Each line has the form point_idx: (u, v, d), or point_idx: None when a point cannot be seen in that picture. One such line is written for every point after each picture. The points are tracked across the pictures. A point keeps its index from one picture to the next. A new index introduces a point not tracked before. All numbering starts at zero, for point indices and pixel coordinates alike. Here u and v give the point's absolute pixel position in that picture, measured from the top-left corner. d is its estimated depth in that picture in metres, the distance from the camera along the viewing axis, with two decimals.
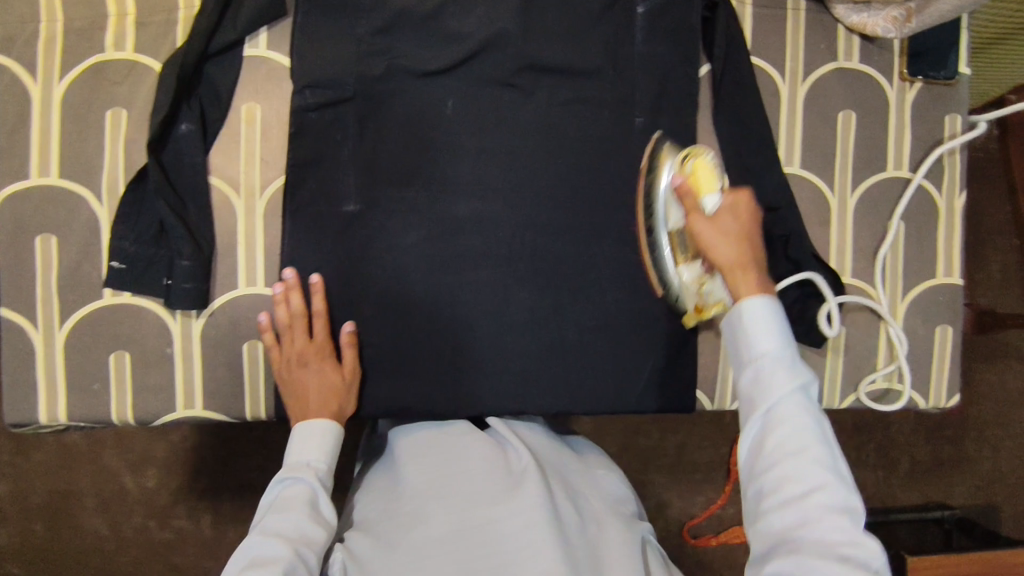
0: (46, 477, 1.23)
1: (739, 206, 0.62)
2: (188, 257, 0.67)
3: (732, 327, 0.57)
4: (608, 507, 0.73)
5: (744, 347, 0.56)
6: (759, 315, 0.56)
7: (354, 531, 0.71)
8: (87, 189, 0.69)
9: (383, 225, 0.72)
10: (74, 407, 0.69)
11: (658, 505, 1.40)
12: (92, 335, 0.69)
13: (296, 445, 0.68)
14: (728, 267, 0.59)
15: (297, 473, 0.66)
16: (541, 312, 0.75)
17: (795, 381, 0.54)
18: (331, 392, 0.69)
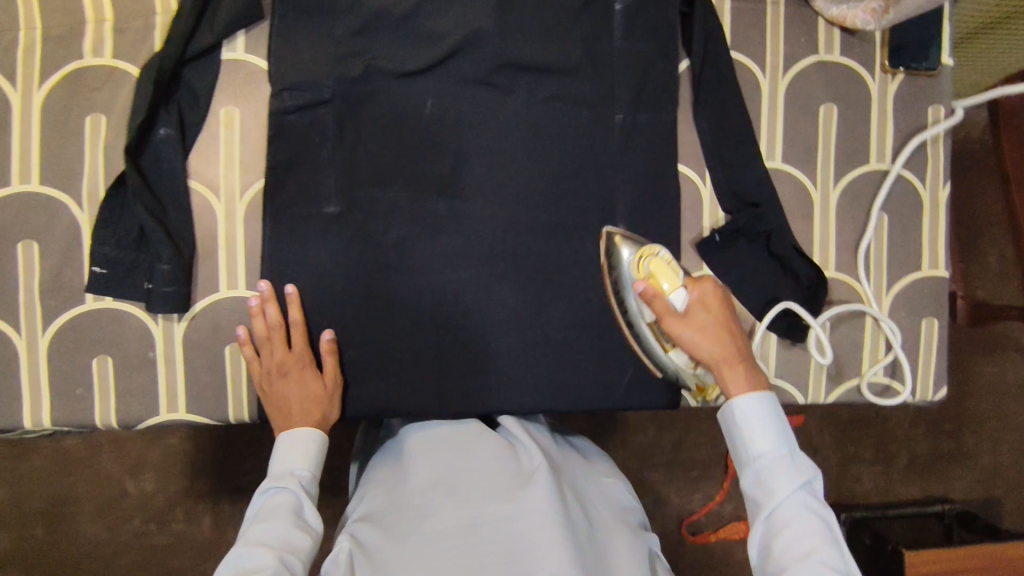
0: (44, 483, 1.24)
1: (706, 294, 0.65)
2: (167, 260, 0.67)
3: (729, 430, 0.63)
4: (615, 517, 0.74)
5: (745, 448, 0.62)
6: (755, 414, 0.61)
7: (356, 523, 0.70)
8: (68, 195, 0.69)
9: (365, 226, 0.72)
10: (59, 413, 0.70)
11: (655, 502, 1.40)
12: (75, 340, 0.70)
13: (280, 454, 0.68)
14: (717, 362, 0.63)
15: (282, 482, 0.66)
16: (524, 311, 0.75)
17: (794, 477, 0.59)
18: (313, 399, 0.69)
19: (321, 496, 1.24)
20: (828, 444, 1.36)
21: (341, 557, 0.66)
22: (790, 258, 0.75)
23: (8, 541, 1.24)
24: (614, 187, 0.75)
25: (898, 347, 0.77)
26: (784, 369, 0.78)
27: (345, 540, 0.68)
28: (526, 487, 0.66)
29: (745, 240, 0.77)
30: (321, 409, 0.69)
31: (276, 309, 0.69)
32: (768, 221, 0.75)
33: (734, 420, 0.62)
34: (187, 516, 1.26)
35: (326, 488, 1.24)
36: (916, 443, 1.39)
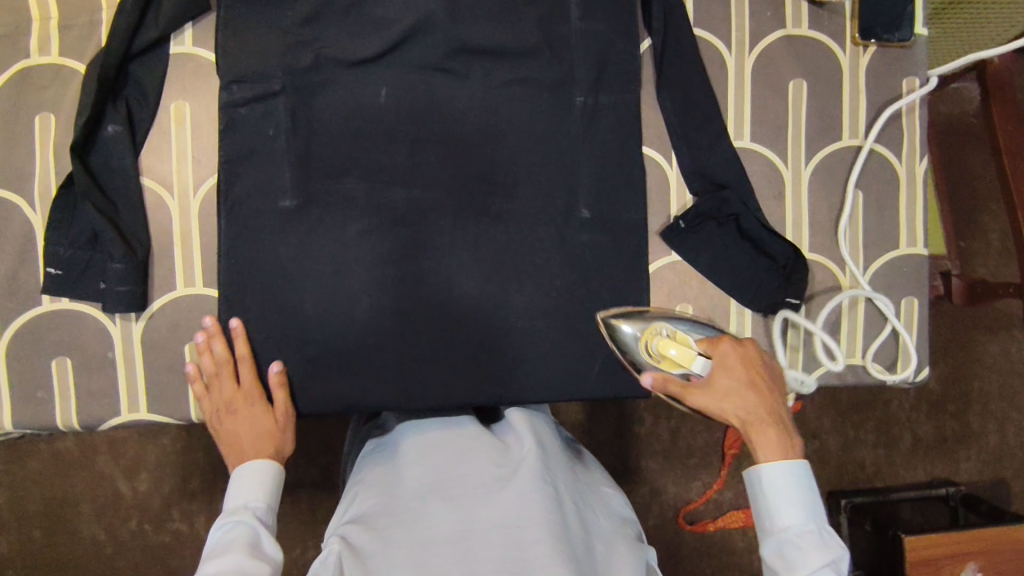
0: (36, 486, 1.24)
1: (726, 360, 0.65)
2: (120, 259, 0.67)
3: (755, 499, 0.63)
4: (613, 527, 0.75)
5: (771, 519, 0.62)
6: (784, 484, 0.61)
7: (346, 523, 0.71)
8: (21, 197, 0.68)
9: (323, 218, 0.71)
10: (20, 415, 0.69)
11: (652, 492, 1.38)
12: (34, 342, 0.69)
13: (235, 490, 0.66)
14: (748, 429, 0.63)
15: (236, 515, 0.64)
16: (488, 300, 0.73)
17: (816, 553, 0.59)
18: (265, 436, 0.69)
19: (313, 492, 1.24)
20: (826, 429, 1.34)
21: (331, 557, 0.67)
22: (767, 239, 0.73)
23: (3, 545, 1.25)
24: (578, 170, 0.73)
25: (894, 319, 0.75)
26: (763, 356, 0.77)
27: (334, 540, 0.69)
28: (519, 486, 0.67)
29: (714, 224, 0.75)
30: (273, 444, 0.70)
31: (222, 345, 0.68)
32: (737, 205, 0.73)
33: (759, 491, 0.62)
34: (179, 516, 1.26)
35: (317, 484, 1.24)
36: (918, 426, 1.36)
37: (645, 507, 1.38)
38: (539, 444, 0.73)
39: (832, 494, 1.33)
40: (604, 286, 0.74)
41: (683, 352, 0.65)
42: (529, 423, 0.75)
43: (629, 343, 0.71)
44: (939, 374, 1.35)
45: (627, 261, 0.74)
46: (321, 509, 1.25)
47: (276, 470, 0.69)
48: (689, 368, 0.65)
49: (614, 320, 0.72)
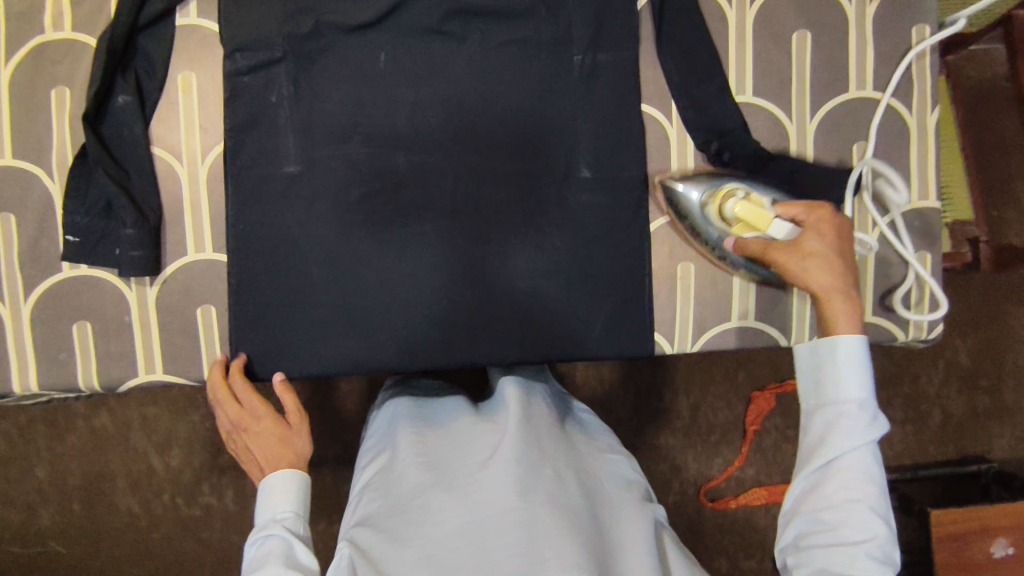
0: (74, 461, 1.29)
1: (818, 224, 0.64)
2: (132, 225, 0.69)
3: (818, 364, 0.63)
4: (621, 494, 0.77)
5: (829, 388, 0.62)
6: (853, 356, 0.61)
7: (355, 525, 0.73)
8: (39, 167, 0.71)
9: (326, 185, 0.73)
10: (46, 378, 0.73)
11: (672, 468, 1.38)
12: (56, 308, 0.72)
13: (266, 500, 0.67)
14: (829, 299, 0.63)
15: (268, 529, 0.65)
16: (488, 262, 0.74)
17: (866, 433, 0.60)
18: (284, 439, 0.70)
19: (337, 467, 1.27)
20: None
21: (343, 560, 0.69)
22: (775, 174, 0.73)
23: (46, 518, 1.30)
24: (578, 130, 0.73)
25: (917, 264, 0.72)
26: (766, 312, 0.76)
27: (345, 545, 0.70)
28: (509, 466, 0.68)
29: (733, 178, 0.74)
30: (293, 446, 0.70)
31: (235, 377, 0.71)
32: (743, 140, 0.73)
33: (829, 354, 0.62)
34: (211, 490, 1.31)
35: (340, 460, 1.27)
36: (949, 400, 1.32)
37: (665, 482, 1.37)
38: (527, 426, 0.74)
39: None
40: (605, 246, 0.74)
41: (760, 216, 0.66)
42: (516, 405, 0.76)
43: (691, 203, 0.73)
44: (969, 347, 1.32)
45: (627, 221, 0.74)
46: (344, 483, 1.27)
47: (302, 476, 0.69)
48: (765, 231, 0.66)
49: (670, 185, 0.74)
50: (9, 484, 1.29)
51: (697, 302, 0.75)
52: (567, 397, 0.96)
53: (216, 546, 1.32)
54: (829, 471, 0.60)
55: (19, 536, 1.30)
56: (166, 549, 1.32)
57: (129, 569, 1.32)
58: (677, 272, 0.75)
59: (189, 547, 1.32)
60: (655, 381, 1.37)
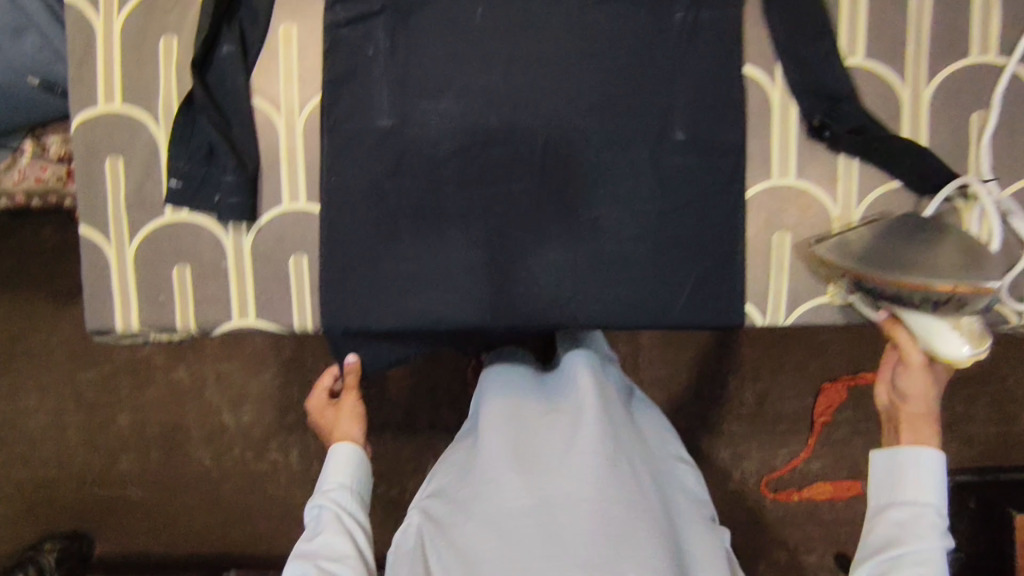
0: (154, 411, 1.36)
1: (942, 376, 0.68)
2: (232, 171, 0.72)
3: (891, 465, 0.65)
4: (689, 505, 0.75)
5: (901, 489, 0.63)
6: (930, 466, 0.63)
7: (429, 498, 0.75)
8: (147, 113, 0.74)
9: (416, 140, 0.73)
10: (146, 317, 0.76)
11: (735, 455, 1.34)
12: (158, 251, 0.75)
13: (328, 469, 0.79)
14: (916, 419, 0.66)
15: (320, 497, 0.76)
16: (576, 223, 0.73)
17: (939, 534, 0.60)
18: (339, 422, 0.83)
19: (398, 433, 1.29)
20: None
21: (413, 529, 0.73)
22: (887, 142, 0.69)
23: (127, 463, 1.37)
24: (676, 90, 0.71)
25: None
26: None
27: (416, 513, 0.74)
28: (587, 458, 0.67)
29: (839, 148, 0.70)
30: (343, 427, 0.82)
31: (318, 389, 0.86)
32: (851, 115, 0.69)
33: (908, 459, 0.64)
34: (278, 447, 1.36)
35: (401, 427, 1.29)
36: None
37: (725, 469, 1.35)
38: (606, 414, 0.72)
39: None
40: (698, 212, 0.72)
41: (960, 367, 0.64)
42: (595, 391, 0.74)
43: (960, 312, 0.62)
44: None
45: (722, 185, 0.72)
46: (404, 449, 1.29)
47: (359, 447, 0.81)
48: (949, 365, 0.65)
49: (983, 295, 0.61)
50: (94, 428, 1.37)
51: (792, 274, 0.72)
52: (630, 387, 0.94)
53: (282, 501, 1.36)
54: (903, 561, 0.59)
55: (101, 479, 1.37)
56: (235, 501, 1.37)
57: (199, 517, 1.37)
58: (772, 242, 0.72)
59: (256, 501, 1.36)
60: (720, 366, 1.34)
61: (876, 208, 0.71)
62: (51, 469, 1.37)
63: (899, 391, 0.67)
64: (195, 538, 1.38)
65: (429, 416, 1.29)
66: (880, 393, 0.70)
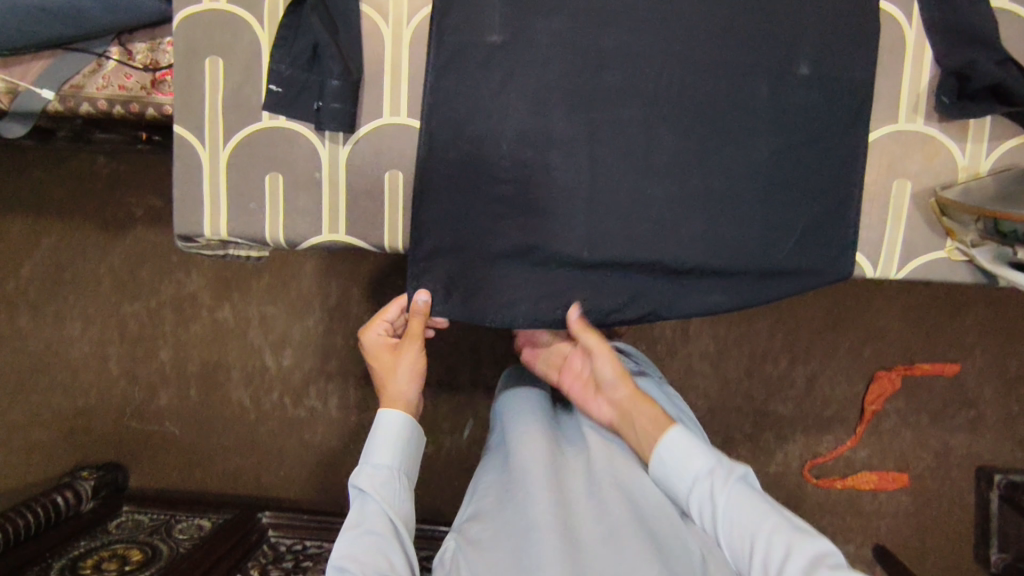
0: (196, 349, 1.30)
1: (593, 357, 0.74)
2: (338, 77, 0.69)
3: (654, 468, 0.70)
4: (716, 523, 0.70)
5: (678, 476, 0.68)
6: (673, 437, 0.69)
7: (465, 519, 0.70)
8: (252, 16, 0.72)
9: (524, 59, 0.69)
10: (234, 225, 0.75)
11: (807, 445, 1.21)
12: (250, 156, 0.74)
13: (374, 446, 0.72)
14: (636, 403, 0.73)
15: (365, 484, 0.69)
16: (684, 155, 0.69)
17: (727, 481, 0.65)
18: (395, 380, 0.75)
19: (437, 391, 1.22)
20: (996, 399, 1.19)
21: (450, 553, 0.67)
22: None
23: (164, 399, 1.31)
24: (804, 24, 0.68)
25: None
26: None
27: (452, 537, 0.69)
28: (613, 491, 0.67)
29: (973, 101, 0.67)
30: (397, 388, 0.75)
31: (376, 326, 0.77)
32: (991, 74, 0.64)
33: (657, 460, 0.69)
34: (316, 395, 1.28)
35: (441, 382, 1.22)
36: None
37: (783, 459, 1.22)
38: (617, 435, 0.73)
39: (981, 469, 1.19)
40: (815, 153, 0.69)
41: None
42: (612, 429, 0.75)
43: None
44: None
45: (843, 128, 0.69)
46: (442, 407, 1.22)
47: (411, 420, 0.74)
48: None
49: None
50: (134, 360, 1.31)
51: (910, 225, 0.71)
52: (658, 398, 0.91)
53: (317, 450, 1.29)
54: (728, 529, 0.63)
55: (138, 413, 1.32)
56: (268, 449, 1.30)
57: (231, 459, 1.31)
58: (892, 189, 0.70)
59: (289, 449, 1.30)
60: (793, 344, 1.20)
61: (1004, 161, 0.69)
62: (90, 400, 1.32)
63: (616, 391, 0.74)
64: (226, 483, 1.32)
65: (471, 372, 1.22)
66: (597, 403, 0.76)
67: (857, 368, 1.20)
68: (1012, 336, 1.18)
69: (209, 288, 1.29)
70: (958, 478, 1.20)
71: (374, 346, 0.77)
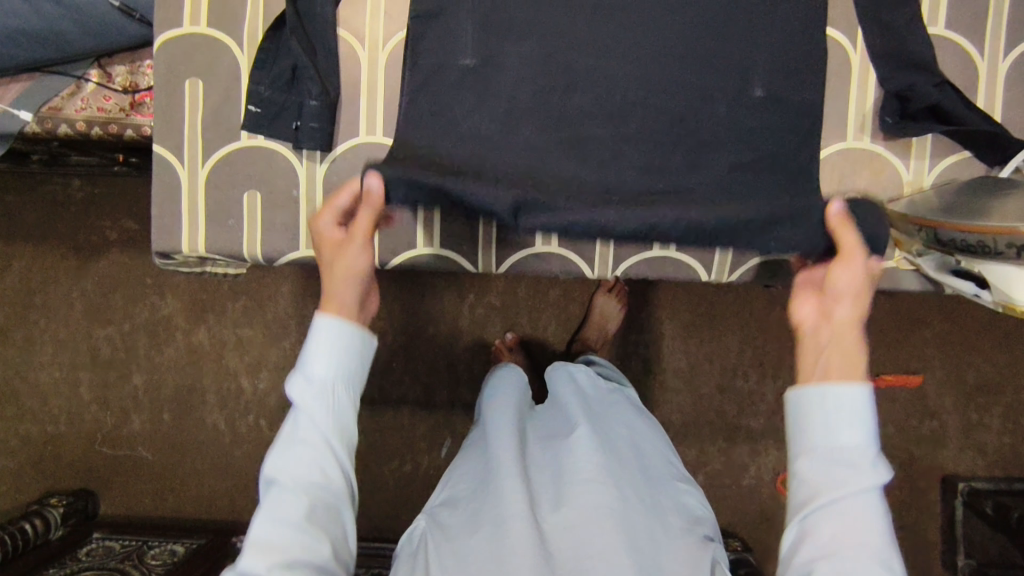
0: (170, 372, 1.29)
1: (847, 264, 0.63)
2: (316, 97, 0.72)
3: (808, 410, 0.57)
4: (680, 525, 0.69)
5: (819, 438, 0.56)
6: (846, 400, 0.56)
7: (438, 504, 0.73)
8: (231, 39, 0.74)
9: (495, 83, 0.72)
10: (212, 240, 0.76)
11: (777, 459, 1.24)
12: (229, 174, 0.76)
13: (310, 349, 0.60)
14: (844, 330, 0.61)
15: (298, 395, 0.58)
16: (650, 172, 0.72)
17: (861, 472, 0.53)
18: (334, 274, 0.64)
19: (414, 410, 1.23)
20: (955, 409, 1.23)
21: (419, 532, 0.71)
22: (963, 114, 0.70)
23: (137, 424, 1.30)
24: (758, 49, 0.72)
25: None
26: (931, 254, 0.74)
27: (422, 518, 0.72)
28: (581, 482, 0.68)
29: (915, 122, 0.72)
30: (336, 288, 0.63)
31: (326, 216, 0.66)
32: (929, 95, 0.69)
33: (820, 390, 0.57)
34: None
35: (418, 402, 1.23)
36: None
37: (755, 472, 1.24)
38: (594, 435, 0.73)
39: (944, 478, 1.23)
40: (773, 170, 0.73)
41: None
42: (589, 420, 0.75)
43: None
44: None
45: (797, 145, 0.73)
46: (418, 427, 1.23)
47: (348, 326, 0.61)
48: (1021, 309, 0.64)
49: None
50: (107, 385, 1.30)
51: None
52: (628, 387, 0.90)
53: None
54: (829, 514, 0.53)
55: (111, 437, 1.30)
56: (243, 472, 1.29)
57: (205, 483, 1.30)
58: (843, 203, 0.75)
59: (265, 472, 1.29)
60: (756, 359, 1.24)
61: (947, 176, 0.74)
62: (60, 426, 1.30)
63: (834, 296, 0.63)
64: (200, 508, 1.30)
65: (449, 392, 1.23)
66: (807, 300, 0.65)
67: None
68: (968, 348, 1.23)
69: (184, 311, 1.29)
70: (924, 488, 1.23)
71: (321, 241, 0.67)
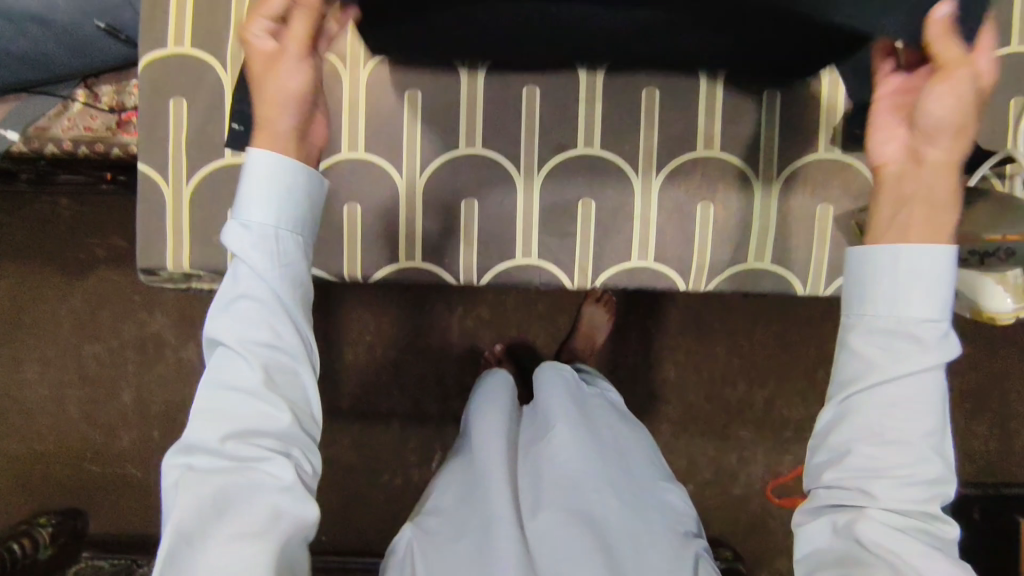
0: (159, 389, 1.29)
1: (942, 85, 0.51)
2: None
3: (877, 273, 0.53)
4: (663, 525, 0.70)
5: (880, 309, 0.52)
6: (925, 271, 0.52)
7: (423, 511, 0.74)
8: (214, 59, 0.76)
9: None
10: (196, 256, 0.77)
11: (766, 466, 1.25)
12: (213, 192, 0.77)
13: (245, 189, 0.54)
14: (935, 174, 0.53)
15: (235, 241, 0.53)
16: None
17: (930, 349, 0.50)
18: (265, 99, 0.55)
19: (403, 423, 1.23)
20: None
21: (403, 546, 0.70)
22: None
23: (126, 440, 1.30)
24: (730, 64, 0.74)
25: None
26: None
27: (407, 524, 0.72)
28: (564, 488, 0.69)
29: None
30: (269, 119, 0.55)
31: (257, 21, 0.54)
32: None
33: (894, 250, 0.52)
34: None
35: (408, 415, 1.23)
36: None
37: (744, 480, 1.25)
38: (576, 438, 0.73)
39: None
40: None
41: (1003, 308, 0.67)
42: (571, 421, 0.75)
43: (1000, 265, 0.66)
44: None
45: None
46: (408, 439, 1.24)
47: (283, 163, 0.54)
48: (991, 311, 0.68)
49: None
50: (95, 403, 1.30)
51: (833, 247, 0.79)
52: (608, 384, 0.90)
53: None
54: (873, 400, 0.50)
55: (100, 455, 1.30)
56: None
57: None
58: (816, 213, 0.78)
59: None
60: (742, 367, 1.25)
61: None
62: (48, 444, 1.30)
63: (925, 131, 0.52)
64: None
65: (439, 405, 1.23)
66: (886, 133, 0.55)
67: (808, 389, 1.25)
68: None
69: (172, 328, 1.30)
70: None
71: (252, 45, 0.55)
